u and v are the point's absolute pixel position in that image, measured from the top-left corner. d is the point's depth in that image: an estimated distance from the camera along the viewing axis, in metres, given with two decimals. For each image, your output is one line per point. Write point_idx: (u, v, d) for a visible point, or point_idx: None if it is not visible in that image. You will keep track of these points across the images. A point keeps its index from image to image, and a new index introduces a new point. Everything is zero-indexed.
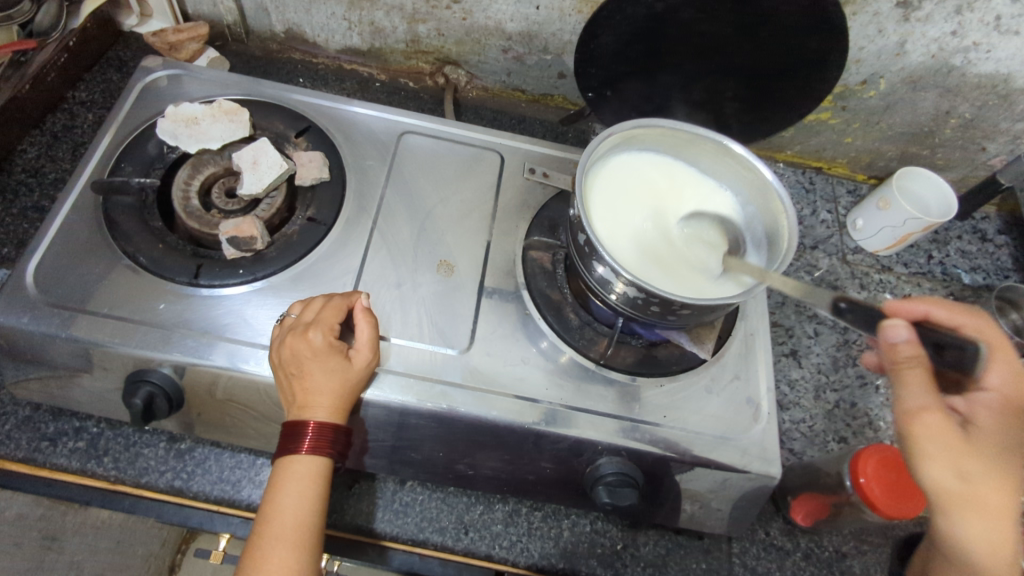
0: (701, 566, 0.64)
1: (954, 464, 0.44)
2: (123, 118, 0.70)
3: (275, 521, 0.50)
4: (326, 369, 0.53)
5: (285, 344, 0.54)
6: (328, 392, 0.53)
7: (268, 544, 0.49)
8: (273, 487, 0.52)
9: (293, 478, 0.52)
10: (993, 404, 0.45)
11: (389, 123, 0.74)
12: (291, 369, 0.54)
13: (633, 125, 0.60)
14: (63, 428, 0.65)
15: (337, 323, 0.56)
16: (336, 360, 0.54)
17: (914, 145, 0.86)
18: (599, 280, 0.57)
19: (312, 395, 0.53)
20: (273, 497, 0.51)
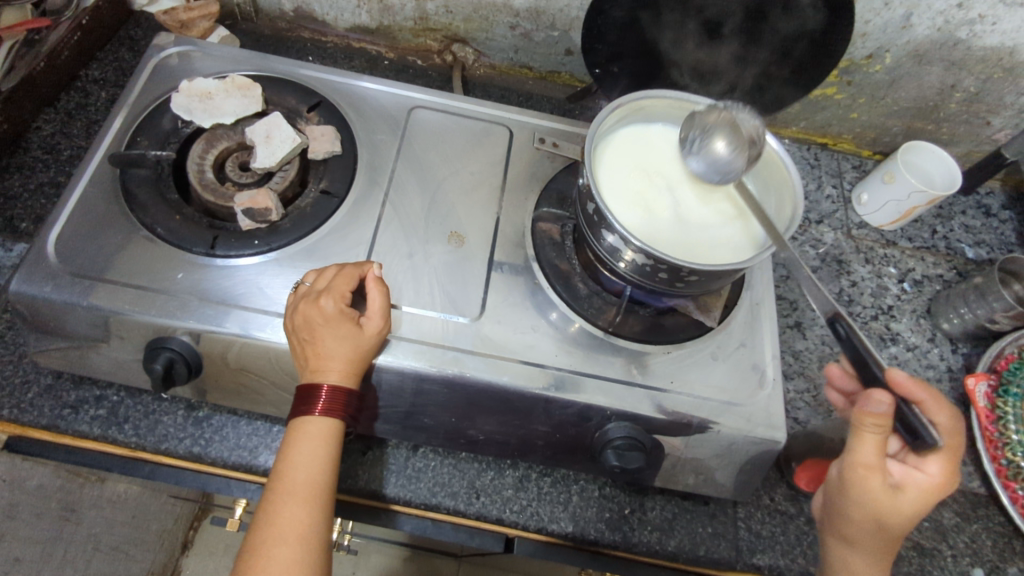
0: (707, 530, 0.66)
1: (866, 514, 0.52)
2: (138, 94, 0.71)
3: (288, 479, 0.52)
4: (338, 336, 0.55)
5: (298, 310, 0.56)
6: (341, 358, 0.54)
7: (281, 500, 0.51)
8: (286, 446, 0.53)
9: (305, 438, 0.53)
10: (923, 486, 0.51)
11: (399, 98, 0.75)
12: (304, 335, 0.55)
13: (641, 96, 0.61)
14: (84, 396, 0.66)
15: (349, 291, 0.57)
16: (348, 326, 0.55)
17: (919, 120, 0.87)
18: (608, 250, 0.58)
19: (324, 360, 0.54)
20: (287, 456, 0.53)
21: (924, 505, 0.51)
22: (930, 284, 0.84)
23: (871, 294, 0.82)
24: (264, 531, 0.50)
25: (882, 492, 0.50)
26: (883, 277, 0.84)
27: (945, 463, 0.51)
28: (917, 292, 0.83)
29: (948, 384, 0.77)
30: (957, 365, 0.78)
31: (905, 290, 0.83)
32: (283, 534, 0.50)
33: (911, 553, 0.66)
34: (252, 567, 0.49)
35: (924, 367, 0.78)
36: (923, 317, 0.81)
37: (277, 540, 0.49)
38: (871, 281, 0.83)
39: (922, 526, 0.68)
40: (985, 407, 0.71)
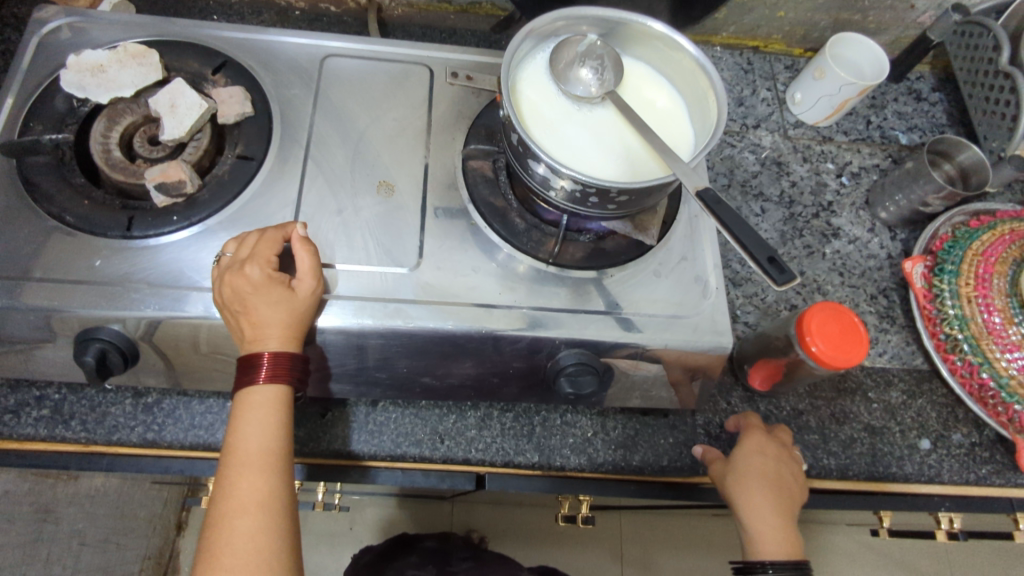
0: (669, 440, 0.68)
1: (745, 494, 0.62)
2: (25, 75, 0.66)
3: (241, 450, 0.52)
4: (272, 300, 0.53)
5: (224, 281, 0.54)
6: (279, 321, 0.53)
7: (237, 472, 0.51)
8: (235, 418, 0.53)
9: (253, 408, 0.53)
10: (751, 450, 0.64)
11: (309, 48, 0.71)
12: (236, 306, 0.54)
13: (554, 17, 0.59)
14: (24, 399, 0.63)
15: (274, 255, 0.55)
16: (280, 288, 0.54)
17: (846, 11, 0.86)
18: (538, 179, 0.57)
19: (261, 327, 0.53)
20: (236, 429, 0.53)
21: (763, 457, 0.63)
22: (867, 175, 0.85)
23: (810, 192, 0.83)
24: (223, 503, 0.50)
25: (730, 468, 0.63)
26: (822, 175, 0.84)
27: (751, 429, 0.66)
28: (856, 185, 0.84)
29: (889, 271, 0.79)
30: (896, 252, 0.80)
31: (844, 184, 0.84)
32: (243, 504, 0.50)
33: (862, 434, 0.69)
34: (216, 539, 0.49)
35: (866, 257, 0.80)
36: (862, 209, 0.83)
37: (238, 510, 0.50)
38: (810, 180, 0.84)
39: (872, 408, 0.71)
40: (922, 287, 0.74)
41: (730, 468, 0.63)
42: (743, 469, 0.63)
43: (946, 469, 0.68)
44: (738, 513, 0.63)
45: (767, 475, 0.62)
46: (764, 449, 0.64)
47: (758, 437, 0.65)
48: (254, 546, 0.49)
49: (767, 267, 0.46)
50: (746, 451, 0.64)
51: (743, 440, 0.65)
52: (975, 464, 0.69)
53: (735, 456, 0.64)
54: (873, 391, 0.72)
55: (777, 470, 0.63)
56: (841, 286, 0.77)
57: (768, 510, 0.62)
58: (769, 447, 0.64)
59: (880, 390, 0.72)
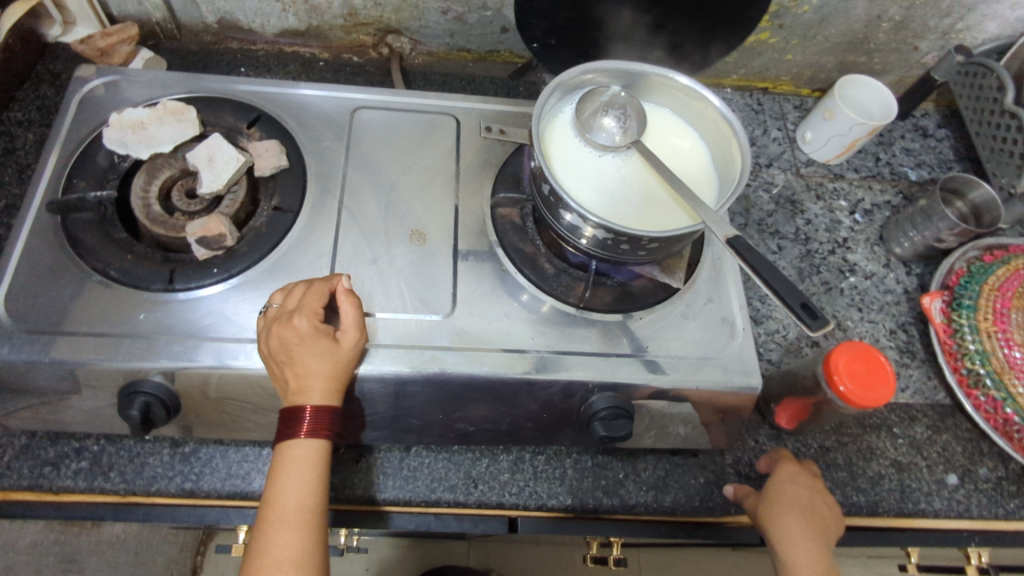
0: (699, 480, 0.69)
1: (778, 520, 0.62)
2: (67, 134, 0.68)
3: (280, 504, 0.52)
4: (317, 352, 0.55)
5: (272, 333, 0.55)
6: (322, 374, 0.54)
7: (275, 527, 0.52)
8: (275, 471, 0.54)
9: (293, 462, 0.54)
10: (783, 479, 0.65)
11: (339, 101, 0.74)
12: (281, 358, 0.55)
13: (581, 71, 0.61)
14: (64, 451, 0.65)
15: (320, 308, 0.57)
16: (325, 342, 0.55)
17: (852, 53, 0.89)
18: (568, 228, 0.59)
19: (305, 380, 0.54)
20: (276, 482, 0.53)
21: (794, 486, 0.64)
22: (880, 211, 0.87)
23: (825, 230, 0.85)
24: (259, 560, 0.50)
25: (762, 497, 0.64)
26: (835, 212, 0.87)
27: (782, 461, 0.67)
28: (869, 222, 0.86)
29: (906, 306, 0.80)
30: (912, 286, 0.82)
31: (857, 221, 0.86)
32: (278, 562, 0.50)
33: (889, 470, 0.70)
34: None
35: (883, 292, 0.81)
36: (876, 245, 0.84)
37: (273, 568, 0.50)
38: (824, 217, 0.86)
39: (898, 444, 0.72)
40: (942, 322, 0.74)
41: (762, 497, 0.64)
42: (776, 492, 0.64)
43: (974, 504, 0.69)
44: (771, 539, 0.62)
45: (798, 502, 0.63)
46: (796, 478, 0.65)
47: (791, 466, 0.66)
48: None
49: (800, 313, 0.47)
50: (778, 478, 0.65)
51: (775, 471, 0.66)
52: (1003, 498, 0.70)
53: (767, 484, 0.65)
54: (898, 426, 0.73)
55: (809, 499, 0.64)
56: (861, 322, 0.79)
57: (803, 533, 0.61)
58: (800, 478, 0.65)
59: (905, 425, 0.73)
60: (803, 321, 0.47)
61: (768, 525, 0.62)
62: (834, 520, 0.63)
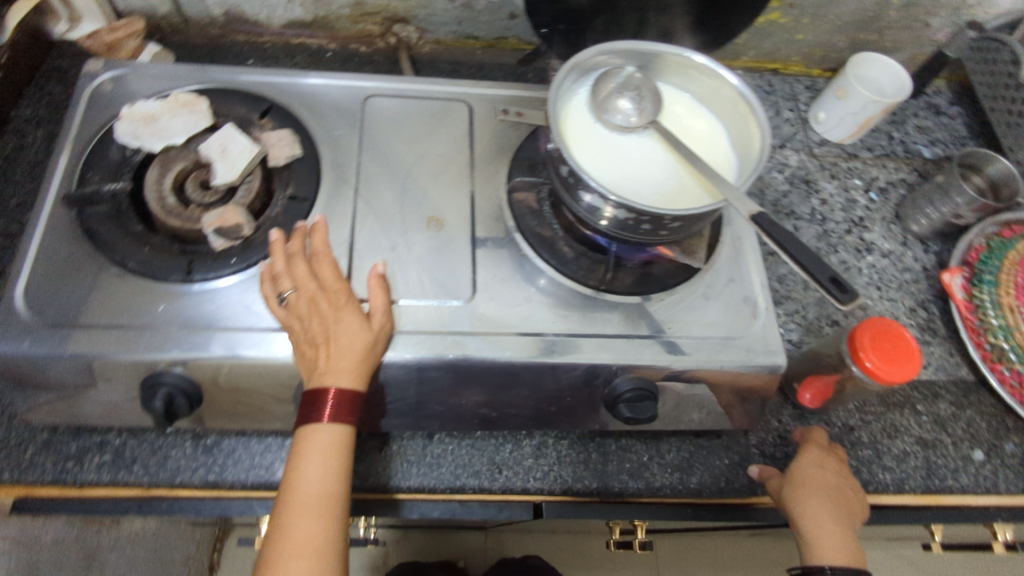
0: (725, 461, 0.68)
1: (803, 503, 0.61)
2: (79, 128, 0.68)
3: (302, 489, 0.52)
4: (349, 332, 0.55)
5: (309, 314, 0.56)
6: (352, 355, 0.54)
7: (296, 513, 0.51)
8: (297, 455, 0.53)
9: (317, 446, 0.53)
10: (809, 462, 0.64)
11: (351, 89, 0.73)
12: (314, 339, 0.55)
13: (597, 51, 0.61)
14: (86, 445, 0.64)
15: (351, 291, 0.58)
16: (357, 322, 0.55)
17: (863, 32, 0.88)
18: (587, 209, 0.58)
19: (335, 360, 0.54)
20: (298, 467, 0.52)
21: (819, 469, 0.64)
22: (895, 189, 0.86)
23: (841, 209, 0.84)
24: (280, 545, 0.50)
25: (786, 480, 0.64)
26: (851, 191, 0.86)
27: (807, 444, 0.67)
28: (885, 200, 0.86)
29: (925, 283, 0.80)
30: (931, 264, 0.81)
31: (873, 199, 0.85)
32: (299, 548, 0.49)
33: (915, 447, 0.70)
34: None
35: (901, 270, 0.81)
36: (893, 223, 0.84)
37: (294, 554, 0.49)
38: (839, 196, 0.85)
39: (922, 421, 0.71)
40: (963, 299, 0.74)
41: (786, 480, 0.63)
42: (801, 477, 0.63)
43: (1001, 480, 0.69)
44: (794, 522, 0.62)
45: (824, 485, 0.62)
46: (822, 461, 0.64)
47: (816, 450, 0.66)
48: None
49: (829, 286, 0.47)
50: (803, 461, 0.64)
51: (801, 454, 0.66)
52: None
53: (791, 467, 0.64)
54: (921, 403, 0.72)
55: (835, 482, 0.63)
56: (880, 301, 0.78)
57: (827, 515, 0.61)
58: (825, 461, 0.64)
59: (928, 402, 0.73)
60: (833, 294, 0.46)
61: (792, 507, 0.62)
62: (859, 503, 0.63)
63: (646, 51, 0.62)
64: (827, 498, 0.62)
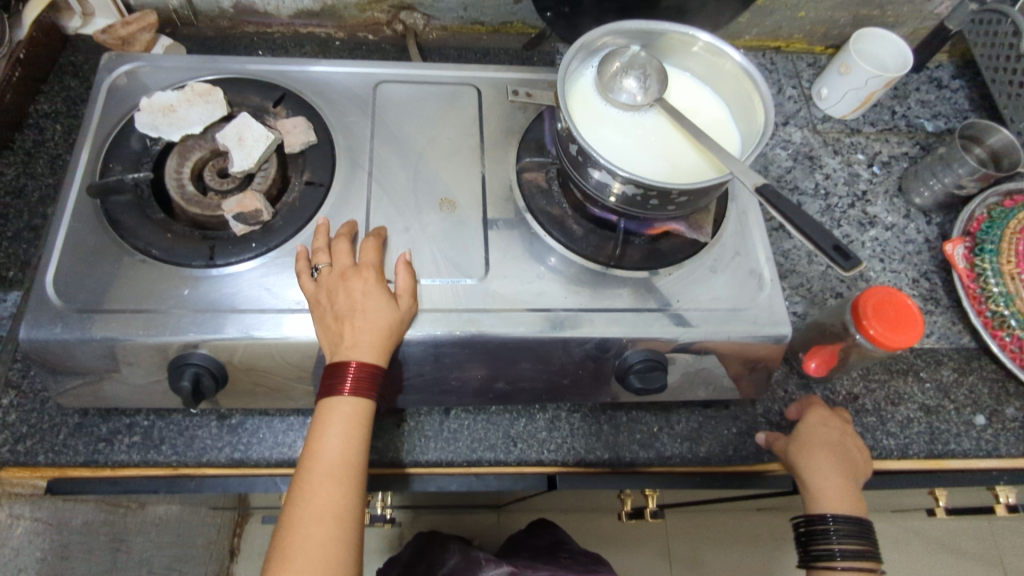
0: (733, 430, 0.70)
1: (809, 460, 0.63)
2: (99, 120, 0.70)
3: (323, 456, 0.54)
4: (376, 307, 0.57)
5: (338, 288, 0.58)
6: (378, 329, 0.56)
7: (317, 479, 0.53)
8: (319, 425, 0.55)
9: (338, 418, 0.55)
10: (813, 421, 0.66)
11: (362, 77, 0.75)
12: (341, 313, 0.57)
13: (603, 32, 0.62)
14: (115, 427, 0.66)
15: (378, 272, 0.60)
16: (384, 299, 0.58)
17: (864, 7, 0.89)
18: (596, 186, 0.59)
19: (360, 333, 0.56)
20: (321, 436, 0.54)
21: (824, 427, 0.66)
22: (898, 163, 0.88)
23: (844, 183, 0.86)
24: (301, 509, 0.52)
25: (792, 439, 0.65)
26: (854, 166, 0.87)
27: (811, 405, 0.68)
28: (887, 174, 0.87)
29: (927, 254, 0.81)
30: (933, 235, 0.83)
31: (876, 173, 0.87)
32: (320, 512, 0.51)
33: (918, 413, 0.71)
34: (288, 543, 0.50)
35: (904, 242, 0.82)
36: (896, 197, 0.85)
37: (315, 517, 0.51)
38: (842, 171, 0.87)
39: (925, 388, 0.73)
40: (965, 267, 0.76)
41: (791, 440, 0.65)
42: (806, 435, 0.65)
43: (1002, 443, 0.70)
44: (800, 478, 0.64)
45: (828, 442, 0.64)
46: (826, 420, 0.66)
47: (821, 410, 0.68)
48: (325, 554, 0.50)
49: (833, 255, 0.48)
50: (808, 421, 0.66)
51: (806, 414, 0.67)
52: None
53: (798, 427, 0.66)
54: (925, 371, 0.74)
55: (840, 440, 0.65)
56: (883, 272, 0.80)
57: (832, 470, 0.63)
58: (829, 420, 0.66)
59: (932, 369, 0.74)
60: (837, 262, 0.47)
61: (798, 463, 0.64)
62: (863, 461, 0.65)
63: (651, 31, 0.64)
64: (831, 453, 0.64)
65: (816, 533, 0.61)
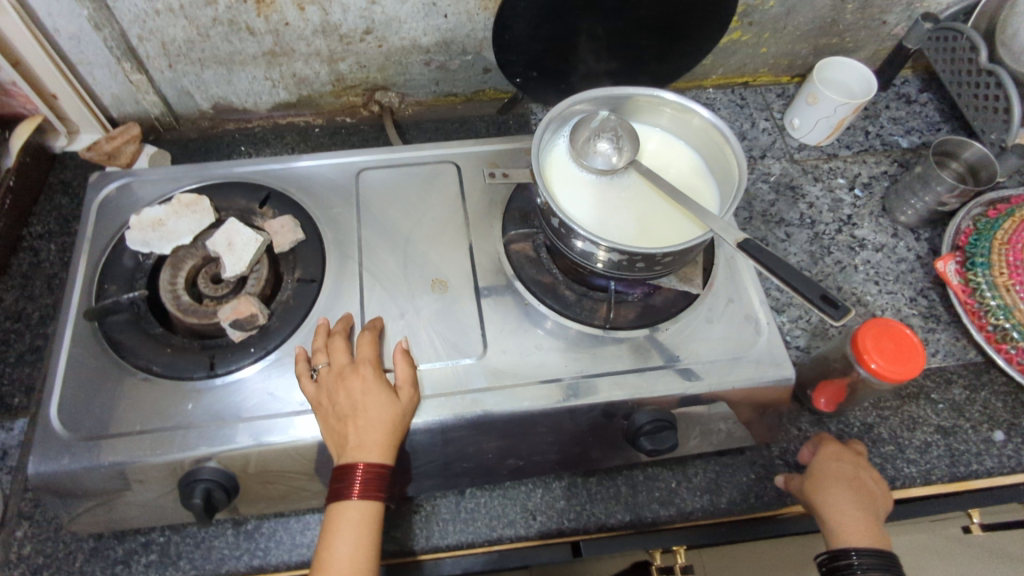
0: (751, 476, 0.70)
1: (824, 497, 0.62)
2: (91, 241, 0.71)
3: (333, 566, 0.53)
4: (377, 405, 0.57)
5: (339, 388, 0.58)
6: (381, 427, 0.57)
7: None
8: (328, 532, 0.55)
9: (347, 524, 0.55)
10: (826, 458, 0.66)
11: (342, 166, 0.76)
12: (343, 413, 0.57)
13: (571, 103, 0.63)
14: (132, 547, 0.66)
15: (377, 367, 0.60)
16: (384, 395, 0.58)
17: (824, 37, 0.91)
18: (581, 254, 0.60)
19: (364, 433, 0.56)
20: (330, 544, 0.54)
21: (836, 463, 0.65)
22: (878, 183, 0.89)
23: (829, 210, 0.86)
24: None
25: (806, 478, 0.65)
26: (836, 191, 0.88)
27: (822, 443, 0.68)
28: (870, 195, 0.88)
29: (921, 272, 0.82)
30: (924, 252, 0.83)
31: (858, 196, 0.88)
32: None
33: (935, 436, 0.71)
34: None
35: (896, 262, 0.82)
36: (881, 217, 0.86)
37: None
38: (826, 198, 0.87)
39: (939, 409, 0.73)
40: (959, 284, 0.76)
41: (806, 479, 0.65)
42: (820, 472, 0.64)
43: None
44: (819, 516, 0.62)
45: (842, 477, 0.64)
46: (839, 455, 0.66)
47: (834, 446, 0.67)
48: None
49: (820, 304, 0.49)
50: (821, 458, 0.66)
51: (818, 452, 0.67)
52: None
53: (812, 464, 0.66)
54: (936, 391, 0.74)
55: (855, 474, 0.64)
56: (880, 295, 0.80)
57: (850, 504, 0.61)
58: (842, 456, 0.66)
59: (942, 389, 0.74)
60: (827, 311, 0.49)
61: (814, 500, 0.63)
62: (882, 495, 0.64)
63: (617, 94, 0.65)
64: (847, 488, 0.63)
65: (840, 568, 0.58)
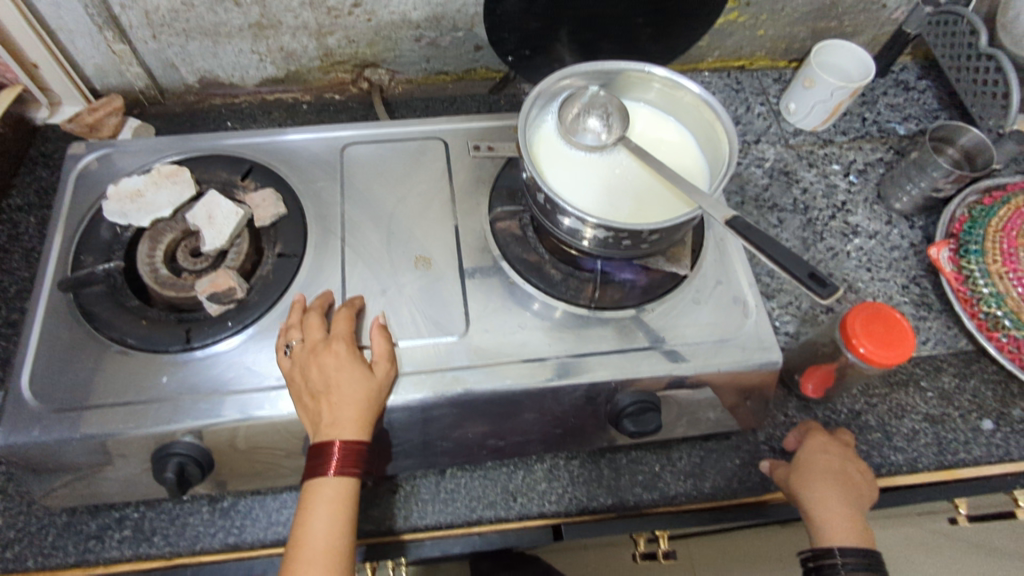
0: (736, 462, 0.69)
1: (810, 490, 0.61)
2: (68, 212, 0.69)
3: (308, 544, 0.52)
4: (352, 381, 0.56)
5: (313, 364, 0.57)
6: (355, 403, 0.55)
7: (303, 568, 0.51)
8: (303, 511, 0.54)
9: (321, 502, 0.54)
10: (813, 448, 0.65)
11: (327, 141, 0.75)
12: (317, 389, 0.56)
13: (559, 77, 0.62)
14: (105, 522, 0.65)
15: (353, 343, 0.59)
16: (358, 371, 0.57)
17: (822, 20, 0.89)
18: (567, 231, 0.59)
19: (338, 410, 0.55)
20: (304, 523, 0.53)
21: (824, 455, 0.64)
22: (873, 169, 0.87)
23: (822, 196, 0.85)
24: None
25: (793, 469, 0.64)
26: (830, 177, 0.87)
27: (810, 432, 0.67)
28: (864, 182, 0.86)
29: (914, 259, 0.81)
30: (917, 239, 0.82)
31: (853, 182, 0.86)
32: None
33: (924, 425, 0.70)
34: None
35: (889, 249, 0.81)
36: (876, 204, 0.85)
37: None
38: (820, 184, 0.86)
39: (928, 397, 0.72)
40: (953, 271, 0.75)
41: (792, 470, 0.64)
42: (806, 464, 0.63)
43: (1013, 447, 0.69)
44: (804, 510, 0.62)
45: (830, 470, 0.63)
46: (826, 446, 0.65)
47: (822, 436, 0.66)
48: None
49: (807, 281, 0.48)
50: (809, 448, 0.65)
51: (806, 442, 0.66)
52: None
53: (799, 454, 0.65)
54: (925, 379, 0.73)
55: (843, 465, 0.63)
56: (872, 282, 0.79)
57: (836, 500, 0.61)
58: (830, 447, 0.65)
59: (932, 377, 0.73)
60: (814, 288, 0.47)
61: (800, 494, 0.62)
62: (869, 488, 0.63)
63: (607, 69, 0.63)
64: (834, 482, 0.62)
65: (824, 568, 0.59)
